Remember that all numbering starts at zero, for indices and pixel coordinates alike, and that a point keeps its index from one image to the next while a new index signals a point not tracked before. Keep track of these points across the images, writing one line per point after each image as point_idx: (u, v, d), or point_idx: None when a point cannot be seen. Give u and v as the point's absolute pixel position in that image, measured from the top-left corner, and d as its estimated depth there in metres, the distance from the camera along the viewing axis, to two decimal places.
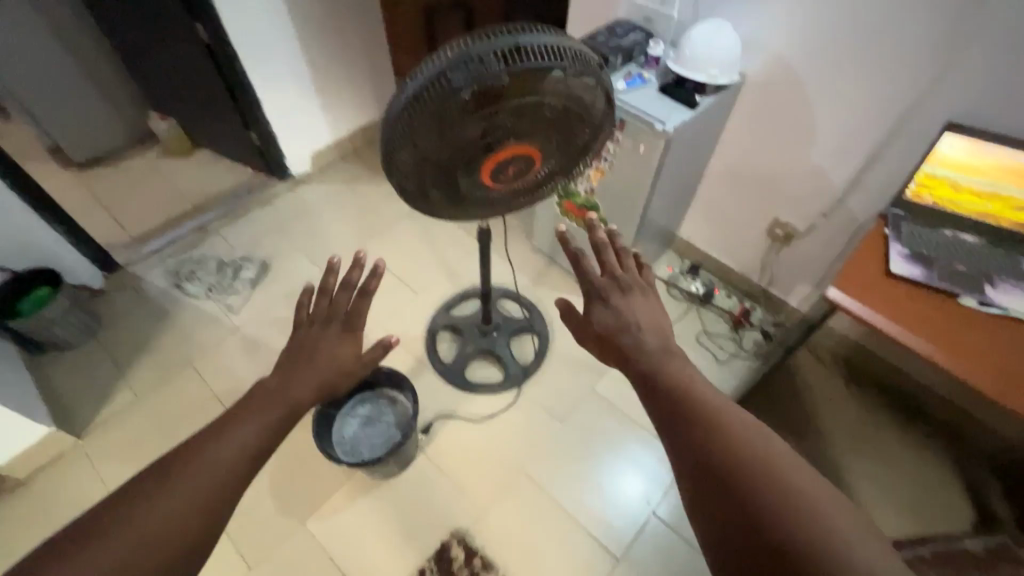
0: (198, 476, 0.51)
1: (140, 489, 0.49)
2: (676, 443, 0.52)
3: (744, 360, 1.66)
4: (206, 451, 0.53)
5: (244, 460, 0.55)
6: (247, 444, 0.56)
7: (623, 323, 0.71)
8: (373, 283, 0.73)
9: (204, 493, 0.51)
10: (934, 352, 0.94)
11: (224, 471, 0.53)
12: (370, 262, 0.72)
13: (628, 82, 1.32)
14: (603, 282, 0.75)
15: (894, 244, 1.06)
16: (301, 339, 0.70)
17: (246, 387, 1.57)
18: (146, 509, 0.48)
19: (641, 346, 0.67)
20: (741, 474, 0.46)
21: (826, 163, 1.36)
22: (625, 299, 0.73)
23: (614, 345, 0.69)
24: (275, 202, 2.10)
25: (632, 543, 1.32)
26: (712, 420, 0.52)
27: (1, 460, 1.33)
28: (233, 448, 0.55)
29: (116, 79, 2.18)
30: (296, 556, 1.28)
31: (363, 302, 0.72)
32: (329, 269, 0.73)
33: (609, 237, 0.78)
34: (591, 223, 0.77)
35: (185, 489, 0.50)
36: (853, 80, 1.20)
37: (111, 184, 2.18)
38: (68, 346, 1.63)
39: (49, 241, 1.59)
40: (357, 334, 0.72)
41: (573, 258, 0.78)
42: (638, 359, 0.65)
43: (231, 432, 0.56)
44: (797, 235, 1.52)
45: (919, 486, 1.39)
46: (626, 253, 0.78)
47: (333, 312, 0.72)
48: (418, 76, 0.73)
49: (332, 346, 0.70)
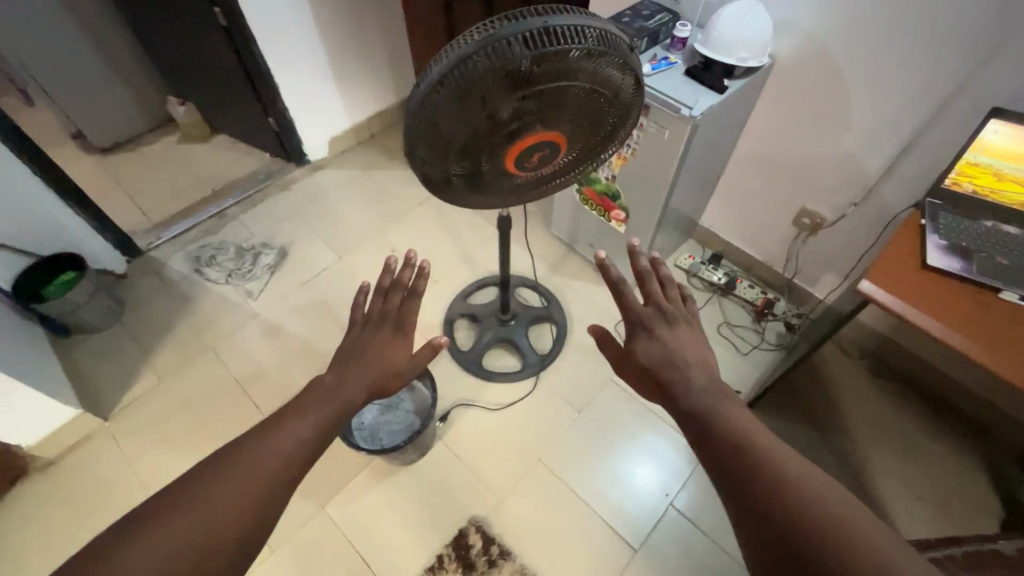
0: (261, 465, 0.57)
1: (210, 474, 0.55)
2: (708, 453, 0.61)
3: (767, 352, 1.62)
4: (266, 444, 0.59)
5: (299, 453, 0.60)
6: (302, 439, 0.61)
7: (669, 354, 0.72)
8: (419, 281, 0.78)
9: (265, 482, 0.56)
10: (969, 347, 0.90)
11: (283, 462, 0.58)
12: (415, 258, 0.77)
13: (654, 65, 1.28)
14: (648, 313, 0.77)
15: (931, 236, 1.02)
16: (353, 342, 0.74)
17: (266, 372, 1.59)
18: (215, 492, 0.54)
19: (688, 383, 0.68)
20: (805, 533, 0.49)
21: (859, 150, 1.30)
22: (670, 330, 0.75)
23: (658, 379, 0.71)
24: (294, 186, 2.10)
25: (651, 534, 1.32)
26: (772, 474, 0.55)
27: (31, 439, 1.36)
28: (290, 442, 0.60)
29: (136, 64, 2.18)
30: (315, 539, 1.30)
31: (413, 302, 0.77)
32: (386, 268, 0.79)
33: (651, 265, 0.81)
34: (634, 250, 0.81)
35: (250, 476, 0.56)
36: (890, 63, 1.14)
37: (133, 169, 2.20)
38: (93, 330, 1.66)
39: (73, 225, 1.61)
40: (408, 336, 0.75)
41: (615, 286, 0.80)
42: (684, 394, 0.67)
43: (289, 427, 0.61)
44: (825, 225, 1.48)
45: (947, 483, 1.36)
46: (670, 284, 0.81)
47: (386, 313, 0.76)
48: (442, 60, 0.71)
49: (384, 346, 0.73)
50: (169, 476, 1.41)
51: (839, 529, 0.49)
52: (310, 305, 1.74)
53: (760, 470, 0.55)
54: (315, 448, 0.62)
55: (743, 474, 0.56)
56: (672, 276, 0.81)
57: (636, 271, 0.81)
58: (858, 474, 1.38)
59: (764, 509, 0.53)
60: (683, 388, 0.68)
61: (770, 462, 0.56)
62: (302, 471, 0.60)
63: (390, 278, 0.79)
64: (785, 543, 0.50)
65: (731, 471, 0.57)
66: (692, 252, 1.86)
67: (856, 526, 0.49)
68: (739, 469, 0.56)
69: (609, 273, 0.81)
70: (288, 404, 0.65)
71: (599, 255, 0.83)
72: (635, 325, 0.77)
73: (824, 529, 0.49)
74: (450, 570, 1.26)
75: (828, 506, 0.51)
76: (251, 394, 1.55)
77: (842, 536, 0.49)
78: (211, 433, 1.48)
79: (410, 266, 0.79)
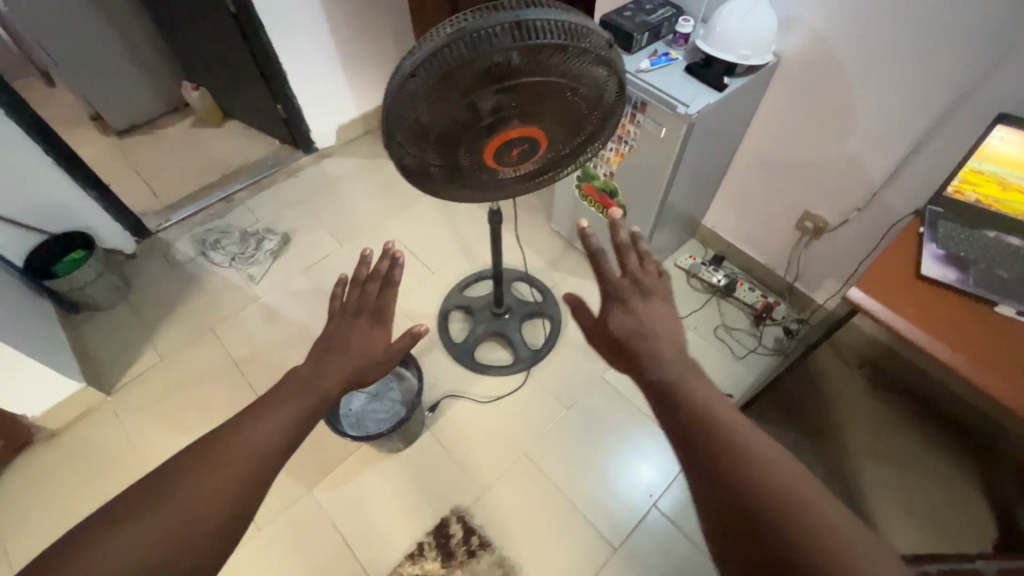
0: (238, 455, 0.57)
1: (186, 466, 0.55)
2: (694, 455, 0.57)
3: (764, 356, 1.60)
4: (243, 435, 0.59)
5: (277, 443, 0.60)
6: (280, 428, 0.61)
7: (641, 326, 0.72)
8: (396, 272, 0.78)
9: (242, 473, 0.56)
10: (956, 359, 0.88)
11: (260, 452, 0.58)
12: (392, 251, 0.77)
13: (653, 61, 1.26)
14: (623, 284, 0.76)
15: (928, 244, 0.99)
16: (330, 332, 0.74)
17: (263, 355, 1.62)
18: (191, 484, 0.53)
19: (656, 355, 0.68)
20: (759, 503, 0.51)
21: (864, 153, 1.27)
22: (644, 304, 0.74)
23: (629, 348, 0.71)
24: (300, 173, 2.13)
25: (632, 533, 1.31)
26: (731, 445, 0.55)
27: (36, 411, 1.41)
28: (267, 432, 0.60)
29: (152, 49, 2.22)
30: (301, 520, 1.33)
31: (389, 293, 0.77)
32: (363, 259, 0.79)
33: (631, 237, 0.81)
34: (615, 221, 0.80)
35: (227, 467, 0.56)
36: (897, 64, 1.10)
37: (146, 152, 2.25)
38: (101, 307, 1.71)
39: (85, 206, 1.66)
40: (385, 325, 0.75)
41: (593, 256, 0.78)
42: (653, 365, 0.67)
43: (267, 417, 0.62)
44: (828, 229, 1.44)
45: (943, 499, 1.32)
46: (649, 258, 0.79)
47: (363, 303, 0.76)
48: (416, 52, 0.71)
49: (361, 336, 0.73)
50: (166, 452, 1.45)
51: (792, 500, 0.50)
52: (310, 292, 1.77)
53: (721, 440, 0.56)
54: (294, 438, 0.62)
55: (704, 444, 0.56)
56: (650, 253, 0.80)
57: (615, 243, 0.80)
58: (849, 483, 1.35)
59: (723, 478, 0.53)
60: (654, 357, 0.68)
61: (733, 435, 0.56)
62: (281, 461, 0.60)
63: (367, 269, 0.78)
64: (739, 513, 0.51)
65: (693, 441, 0.57)
66: (693, 252, 1.84)
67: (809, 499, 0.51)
68: (701, 439, 0.57)
69: (589, 243, 0.79)
70: (266, 396, 0.65)
71: (581, 226, 0.82)
72: (610, 296, 0.76)
73: (778, 499, 0.50)
74: (429, 558, 1.27)
75: (783, 477, 0.52)
76: (247, 376, 1.59)
77: (794, 507, 0.50)
78: (207, 412, 1.52)
79: (387, 257, 0.78)
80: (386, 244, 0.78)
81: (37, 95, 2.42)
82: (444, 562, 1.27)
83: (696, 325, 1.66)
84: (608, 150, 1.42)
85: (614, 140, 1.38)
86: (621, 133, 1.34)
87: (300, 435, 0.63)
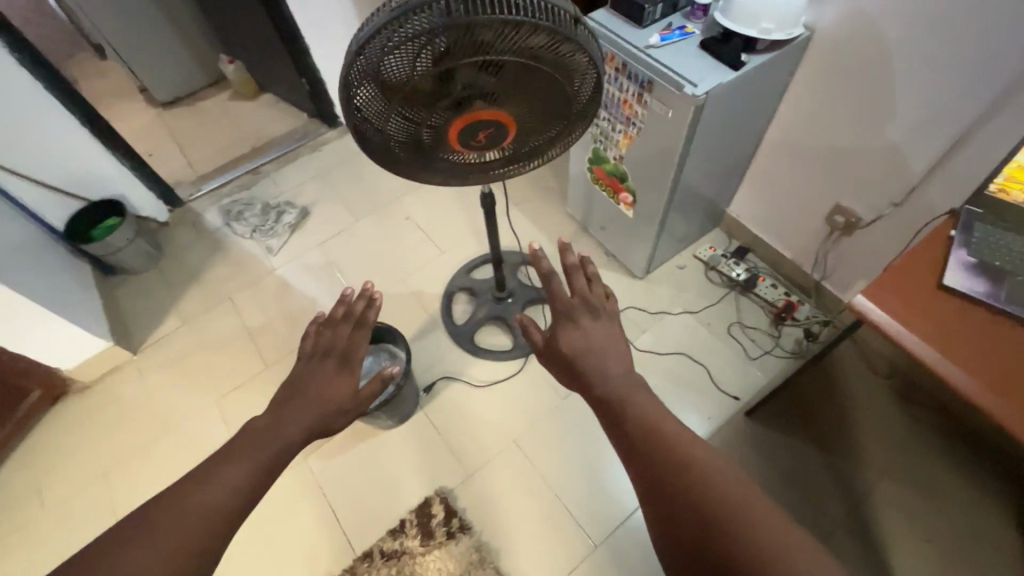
0: (188, 522, 0.54)
1: (135, 535, 0.52)
2: (642, 473, 0.54)
3: (780, 359, 1.49)
4: (195, 499, 0.55)
5: (232, 505, 0.57)
6: (236, 489, 0.58)
7: (590, 343, 0.67)
8: (370, 314, 0.75)
9: (193, 543, 0.53)
10: (972, 387, 0.77)
11: (213, 518, 0.55)
12: (370, 292, 0.75)
13: (665, 35, 1.17)
14: (574, 304, 0.71)
15: (957, 251, 0.87)
16: (296, 375, 0.71)
17: (275, 326, 1.68)
18: (136, 555, 0.51)
19: (606, 370, 0.64)
20: (699, 517, 0.49)
21: (902, 142, 1.13)
22: (594, 322, 0.70)
23: (577, 367, 0.66)
24: (324, 148, 2.16)
25: (615, 531, 1.28)
26: (677, 456, 0.53)
27: (70, 364, 1.54)
28: (222, 495, 0.56)
29: (194, 24, 2.29)
30: (294, 487, 1.38)
31: (362, 335, 0.75)
32: (340, 299, 0.76)
33: (580, 262, 0.76)
34: (562, 246, 0.77)
35: (176, 536, 0.53)
36: (945, 38, 0.96)
37: (186, 123, 2.35)
38: (134, 272, 1.82)
39: (121, 176, 1.75)
40: (354, 369, 0.72)
41: (544, 277, 0.75)
42: (600, 381, 0.63)
43: (223, 476, 0.58)
44: (861, 225, 1.31)
45: (966, 529, 1.20)
46: (597, 279, 0.76)
47: (334, 344, 0.74)
48: (364, 30, 0.69)
49: (327, 381, 0.70)
50: (181, 412, 1.55)
51: (735, 517, 0.48)
52: (323, 266, 1.81)
53: (667, 450, 0.54)
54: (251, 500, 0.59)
55: (648, 456, 0.54)
56: (599, 274, 0.76)
57: (563, 267, 0.75)
58: (858, 503, 1.25)
59: (667, 490, 0.52)
60: (600, 375, 0.64)
61: (680, 447, 0.54)
62: (236, 525, 0.57)
63: (340, 309, 0.76)
64: (680, 533, 0.50)
65: (638, 453, 0.55)
66: (715, 243, 1.72)
67: (756, 517, 0.48)
68: (646, 451, 0.55)
69: (540, 264, 0.77)
70: (226, 451, 0.61)
71: (535, 248, 0.81)
72: (560, 315, 0.71)
73: (719, 513, 0.49)
74: (410, 535, 1.30)
75: (728, 491, 0.50)
76: (258, 345, 1.65)
77: (738, 524, 0.48)
78: (219, 376, 1.60)
79: (364, 297, 0.76)
80: (362, 286, 0.76)
81: (95, 67, 2.57)
82: (423, 540, 1.29)
83: (709, 321, 1.57)
84: (617, 131, 1.33)
85: (622, 121, 1.29)
86: (629, 114, 1.26)
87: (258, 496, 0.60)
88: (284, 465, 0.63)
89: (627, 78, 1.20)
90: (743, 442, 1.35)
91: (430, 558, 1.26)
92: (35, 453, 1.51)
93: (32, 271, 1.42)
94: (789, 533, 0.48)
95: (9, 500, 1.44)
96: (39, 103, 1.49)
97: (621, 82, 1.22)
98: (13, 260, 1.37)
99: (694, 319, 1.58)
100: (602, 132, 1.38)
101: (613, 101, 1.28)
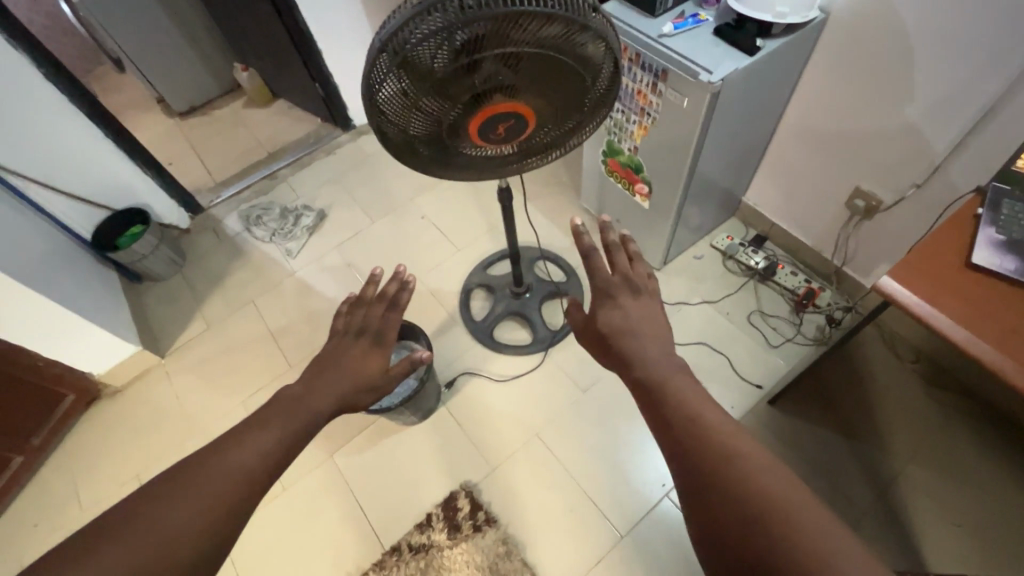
0: (220, 480, 0.54)
1: (163, 495, 0.52)
2: (681, 466, 0.54)
3: (803, 345, 1.48)
4: (228, 458, 0.56)
5: (265, 467, 0.58)
6: (267, 452, 0.59)
7: (629, 324, 0.68)
8: (403, 296, 0.78)
9: (226, 499, 0.54)
10: (1006, 367, 0.76)
11: (245, 478, 0.56)
12: (403, 275, 0.77)
13: (678, 23, 1.17)
14: (614, 281, 0.73)
15: (985, 228, 0.86)
16: (330, 349, 0.73)
17: (297, 328, 1.71)
18: (168, 510, 0.51)
19: (643, 354, 0.64)
20: (738, 512, 0.48)
21: (923, 121, 1.11)
22: (633, 301, 0.71)
23: (613, 348, 0.67)
24: (339, 151, 2.18)
25: (639, 521, 1.29)
26: (718, 447, 0.53)
27: (101, 368, 1.58)
28: (253, 456, 0.58)
29: (208, 35, 2.33)
30: (322, 483, 1.41)
31: (394, 317, 0.76)
32: (371, 279, 0.78)
33: (620, 239, 0.77)
34: (604, 223, 0.78)
35: (207, 494, 0.53)
36: (963, 14, 0.95)
37: (203, 132, 2.39)
38: (160, 278, 1.87)
39: (143, 184, 1.80)
40: (386, 349, 0.74)
41: (585, 253, 0.76)
42: (640, 363, 0.64)
43: (254, 441, 0.59)
44: (882, 209, 1.30)
45: (1003, 515, 1.17)
46: (638, 259, 0.77)
47: (366, 324, 0.75)
48: (383, 30, 0.70)
49: (359, 357, 0.72)
50: (208, 413, 1.58)
51: (771, 509, 0.48)
52: (341, 268, 1.84)
53: (706, 442, 0.53)
54: (284, 462, 0.60)
55: (687, 447, 0.54)
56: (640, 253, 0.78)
57: (603, 245, 0.77)
58: (886, 489, 1.23)
59: (706, 483, 0.51)
60: (638, 357, 0.64)
61: (719, 438, 0.54)
62: (265, 486, 0.58)
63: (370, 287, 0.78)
64: (720, 525, 0.49)
65: (677, 444, 0.55)
66: (732, 232, 1.71)
67: (791, 509, 0.47)
68: (684, 442, 0.54)
69: (581, 239, 0.77)
70: (255, 417, 0.62)
71: (576, 224, 0.81)
72: (600, 292, 0.73)
73: (758, 508, 0.48)
74: (437, 529, 1.31)
75: (765, 483, 0.49)
76: (281, 346, 1.68)
77: (775, 517, 0.47)
78: (243, 377, 1.63)
79: (397, 281, 0.78)
80: (396, 267, 0.78)
81: (114, 82, 2.63)
82: (450, 534, 1.30)
83: (728, 310, 1.56)
84: (631, 122, 1.33)
85: (636, 112, 1.29)
86: (643, 105, 1.26)
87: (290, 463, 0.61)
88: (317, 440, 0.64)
89: (640, 69, 1.20)
90: (767, 430, 1.34)
91: (457, 551, 1.28)
92: (69, 457, 1.55)
93: (61, 278, 1.46)
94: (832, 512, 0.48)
95: (46, 503, 1.48)
96: (62, 115, 1.53)
97: (635, 73, 1.22)
98: (43, 269, 1.41)
99: (712, 309, 1.57)
100: (616, 124, 1.38)
101: (626, 92, 1.28)
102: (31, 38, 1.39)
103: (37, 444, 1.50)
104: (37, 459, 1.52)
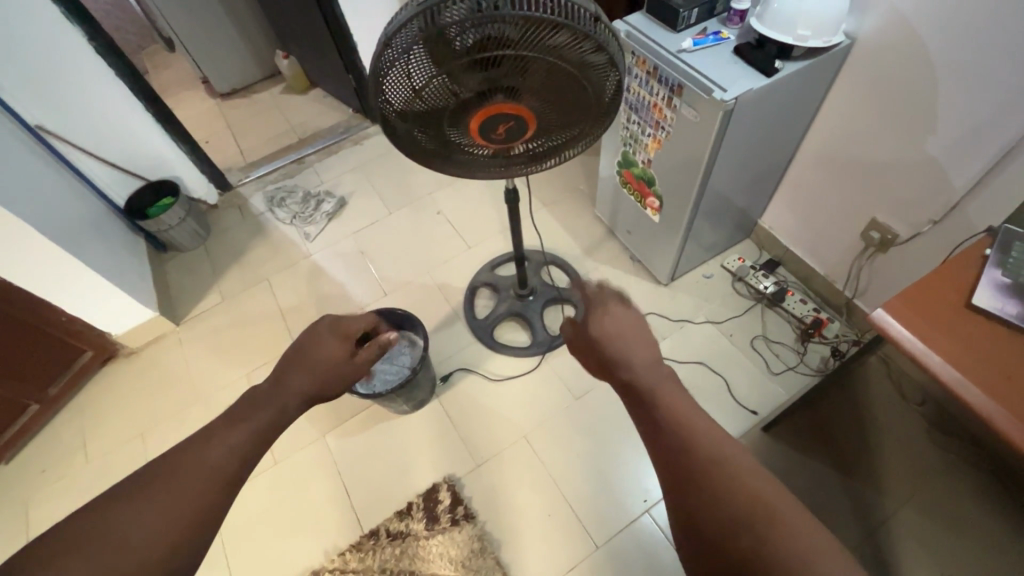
0: (186, 481, 0.55)
1: (137, 492, 0.54)
2: (667, 467, 0.54)
3: (803, 375, 1.45)
4: (199, 455, 0.58)
5: (233, 456, 0.59)
6: (235, 446, 0.60)
7: (620, 331, 0.69)
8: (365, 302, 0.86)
9: (195, 501, 0.55)
10: (996, 412, 0.73)
11: (212, 473, 0.57)
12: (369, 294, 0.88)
13: (698, 40, 1.17)
14: (604, 292, 0.75)
15: (991, 270, 0.83)
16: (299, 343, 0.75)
17: (306, 308, 1.76)
18: (137, 509, 0.52)
19: (630, 359, 0.65)
20: (720, 516, 0.49)
21: (945, 158, 1.08)
22: (623, 309, 0.72)
23: (602, 354, 0.68)
24: (366, 142, 2.24)
25: (617, 535, 1.28)
26: (703, 451, 0.53)
27: (120, 330, 1.67)
28: (222, 452, 0.59)
29: (254, 21, 2.42)
30: (313, 461, 1.45)
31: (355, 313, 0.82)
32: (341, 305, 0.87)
33: None
34: None
35: (175, 497, 0.54)
36: (988, 52, 0.93)
37: (241, 113, 2.48)
38: (183, 248, 1.94)
39: (177, 159, 1.87)
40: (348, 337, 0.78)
41: None
42: (627, 367, 0.64)
43: (222, 437, 0.60)
44: (898, 242, 1.27)
45: None
46: None
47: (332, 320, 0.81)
48: (392, 23, 0.72)
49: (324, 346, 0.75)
50: (212, 382, 1.64)
51: (755, 511, 0.48)
52: (355, 254, 1.88)
53: (691, 447, 0.54)
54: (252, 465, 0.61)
55: (675, 449, 0.54)
56: None
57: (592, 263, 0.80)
58: None
59: (691, 486, 0.51)
60: (625, 360, 0.65)
61: (706, 442, 0.54)
62: (233, 488, 0.58)
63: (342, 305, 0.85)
64: (701, 524, 0.50)
65: (663, 445, 0.55)
66: (745, 254, 1.69)
67: (775, 514, 0.48)
68: (673, 444, 0.55)
69: None
70: (226, 413, 0.64)
71: None
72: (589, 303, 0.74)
73: (746, 509, 0.48)
74: (415, 518, 1.33)
75: (751, 486, 0.50)
76: (289, 324, 1.73)
77: (761, 525, 0.47)
78: (249, 351, 1.69)
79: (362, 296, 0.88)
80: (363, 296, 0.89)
81: (165, 61, 2.76)
82: (429, 525, 1.32)
83: (732, 333, 1.55)
84: (646, 135, 1.33)
85: (651, 125, 1.29)
86: (659, 118, 1.26)
87: (263, 448, 0.63)
88: (286, 424, 0.66)
89: (658, 82, 1.20)
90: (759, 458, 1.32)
91: (433, 542, 1.29)
92: (81, 412, 1.62)
93: (94, 242, 1.55)
94: (806, 522, 0.47)
95: (56, 451, 1.56)
96: (110, 88, 1.61)
97: (652, 86, 1.23)
98: (74, 229, 1.48)
99: (716, 330, 1.56)
100: (632, 136, 1.38)
101: (643, 104, 1.29)
102: (89, 16, 1.48)
103: (54, 395, 1.59)
104: (52, 409, 1.60)
